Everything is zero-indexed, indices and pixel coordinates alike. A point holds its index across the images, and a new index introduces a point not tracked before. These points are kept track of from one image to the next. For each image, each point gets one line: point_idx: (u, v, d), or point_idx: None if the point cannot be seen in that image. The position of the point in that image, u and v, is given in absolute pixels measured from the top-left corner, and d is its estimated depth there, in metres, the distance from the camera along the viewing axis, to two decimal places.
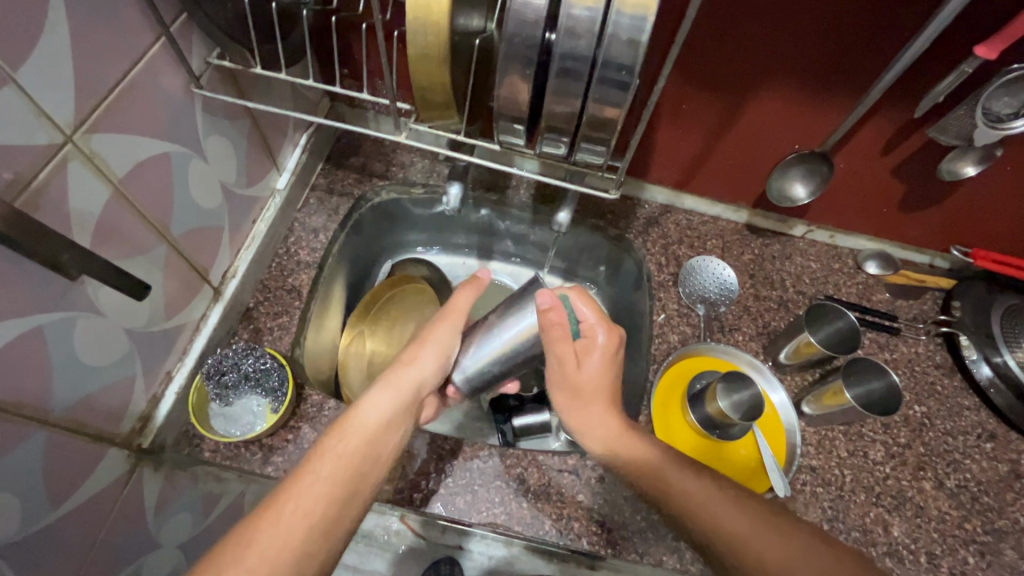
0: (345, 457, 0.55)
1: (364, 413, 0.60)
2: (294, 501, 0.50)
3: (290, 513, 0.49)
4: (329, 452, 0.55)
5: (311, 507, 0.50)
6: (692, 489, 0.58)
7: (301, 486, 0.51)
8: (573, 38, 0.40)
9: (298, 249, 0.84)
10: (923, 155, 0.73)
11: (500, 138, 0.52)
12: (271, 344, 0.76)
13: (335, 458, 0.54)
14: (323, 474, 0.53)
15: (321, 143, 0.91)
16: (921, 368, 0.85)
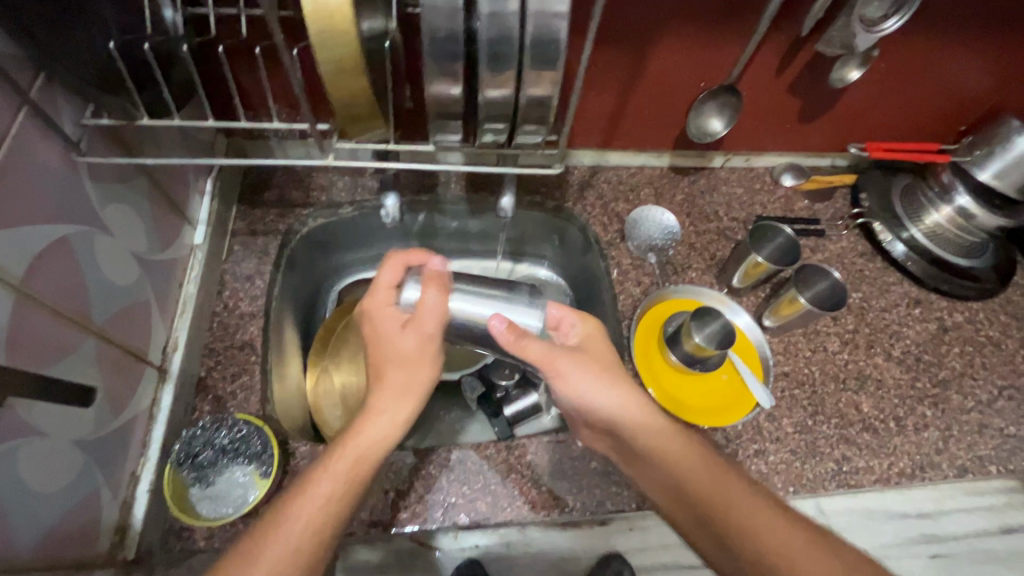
0: (348, 471, 0.51)
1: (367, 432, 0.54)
2: (297, 518, 0.48)
3: (288, 534, 0.47)
4: (329, 470, 0.51)
5: (310, 522, 0.48)
6: (712, 477, 0.53)
7: (303, 503, 0.48)
8: (495, 21, 0.39)
9: (237, 301, 0.78)
10: (812, 69, 0.79)
11: (435, 138, 0.50)
12: (238, 408, 0.70)
13: (337, 473, 0.51)
14: (325, 492, 0.50)
15: (229, 184, 0.84)
16: (850, 260, 0.94)
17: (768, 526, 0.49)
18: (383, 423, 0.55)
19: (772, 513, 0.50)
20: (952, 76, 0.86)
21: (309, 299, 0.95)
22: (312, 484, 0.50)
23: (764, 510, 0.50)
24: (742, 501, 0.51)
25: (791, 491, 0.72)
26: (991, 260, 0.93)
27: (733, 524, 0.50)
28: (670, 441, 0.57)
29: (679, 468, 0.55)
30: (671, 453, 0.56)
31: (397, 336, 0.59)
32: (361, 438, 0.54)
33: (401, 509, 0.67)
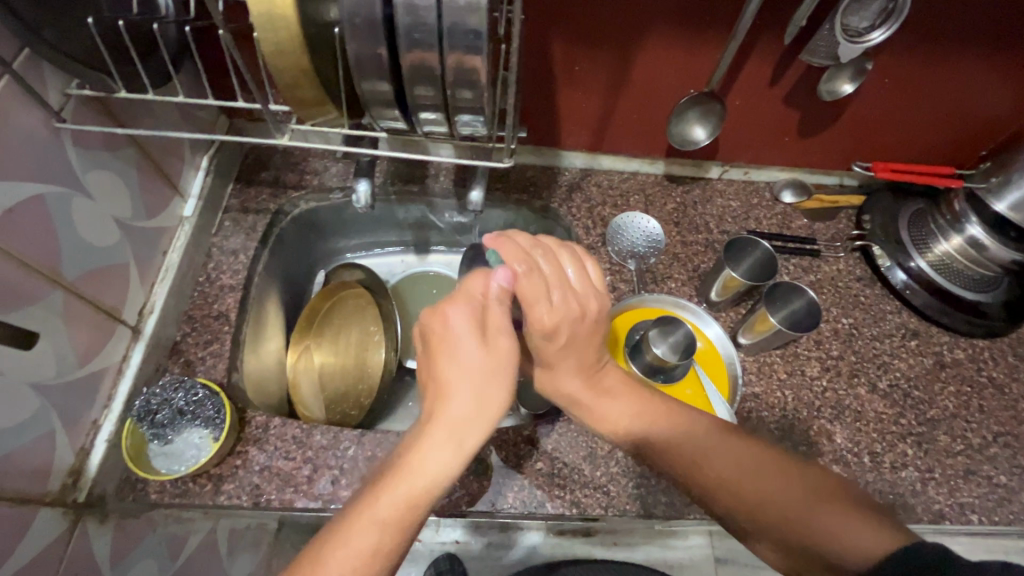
0: (404, 513, 0.46)
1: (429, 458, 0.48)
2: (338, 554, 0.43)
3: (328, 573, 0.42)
4: (374, 510, 0.46)
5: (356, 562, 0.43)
6: (703, 445, 0.55)
7: (346, 540, 0.44)
8: (415, 11, 0.40)
9: (219, 274, 0.82)
10: (805, 81, 0.77)
11: (380, 124, 0.52)
12: (205, 374, 0.74)
13: (386, 516, 0.45)
14: (363, 539, 0.44)
15: (226, 163, 0.88)
16: (845, 283, 0.89)
17: (767, 482, 0.52)
18: (443, 451, 0.49)
19: (772, 466, 0.53)
20: (966, 97, 0.80)
21: (297, 279, 0.98)
22: (357, 516, 0.45)
23: (758, 466, 0.53)
24: (708, 451, 0.55)
25: None
26: (1003, 296, 0.87)
27: (700, 474, 0.54)
28: (616, 403, 0.60)
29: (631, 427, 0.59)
30: (670, 427, 0.58)
31: (434, 323, 0.56)
32: (416, 471, 0.48)
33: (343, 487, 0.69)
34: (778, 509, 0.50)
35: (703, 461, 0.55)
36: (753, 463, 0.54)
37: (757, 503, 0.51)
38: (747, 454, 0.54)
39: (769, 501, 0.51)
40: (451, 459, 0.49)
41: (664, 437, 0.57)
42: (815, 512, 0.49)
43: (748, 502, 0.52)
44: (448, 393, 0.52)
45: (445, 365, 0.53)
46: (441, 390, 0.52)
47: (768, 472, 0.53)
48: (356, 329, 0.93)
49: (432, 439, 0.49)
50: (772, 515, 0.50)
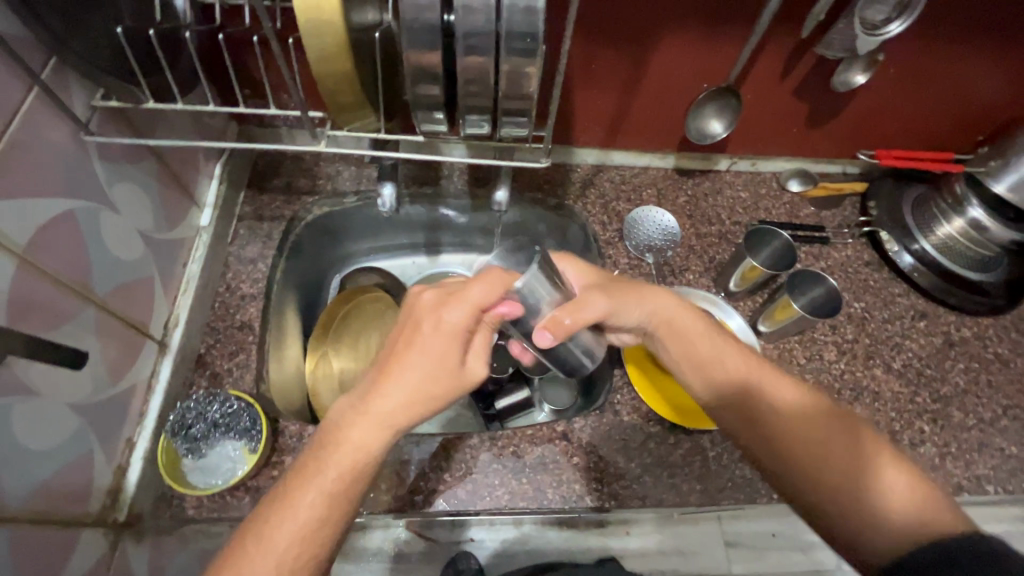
0: (334, 488, 0.46)
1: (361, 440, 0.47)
2: (286, 523, 0.44)
3: (275, 545, 0.44)
4: (310, 485, 0.46)
5: (296, 531, 0.45)
6: (772, 394, 0.58)
7: (284, 516, 0.45)
8: (470, 15, 0.40)
9: (239, 283, 0.81)
10: (815, 74, 0.79)
11: (421, 128, 0.52)
12: (233, 386, 0.73)
13: (324, 492, 0.45)
14: (308, 510, 0.45)
15: (238, 170, 0.87)
16: (854, 269, 0.92)
17: (828, 436, 0.54)
18: (369, 435, 0.47)
19: (839, 422, 0.55)
20: (965, 85, 0.83)
21: (312, 285, 0.97)
22: (294, 492, 0.45)
23: (826, 420, 0.55)
24: (754, 372, 0.59)
25: (775, 499, 0.72)
26: (1004, 276, 0.90)
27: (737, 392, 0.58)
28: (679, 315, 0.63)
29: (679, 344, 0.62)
30: (735, 370, 0.59)
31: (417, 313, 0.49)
32: (346, 450, 0.47)
33: (383, 491, 0.69)
34: (824, 464, 0.52)
35: (773, 400, 0.57)
36: (821, 419, 0.55)
37: (809, 455, 0.53)
38: (822, 410, 0.56)
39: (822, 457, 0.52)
40: (376, 440, 0.47)
41: (707, 357, 0.61)
42: (873, 478, 0.50)
43: (803, 454, 0.53)
44: (393, 376, 0.48)
45: (405, 360, 0.48)
46: (392, 370, 0.48)
47: (812, 408, 0.56)
48: (376, 331, 0.94)
49: (360, 425, 0.47)
50: (824, 474, 0.52)
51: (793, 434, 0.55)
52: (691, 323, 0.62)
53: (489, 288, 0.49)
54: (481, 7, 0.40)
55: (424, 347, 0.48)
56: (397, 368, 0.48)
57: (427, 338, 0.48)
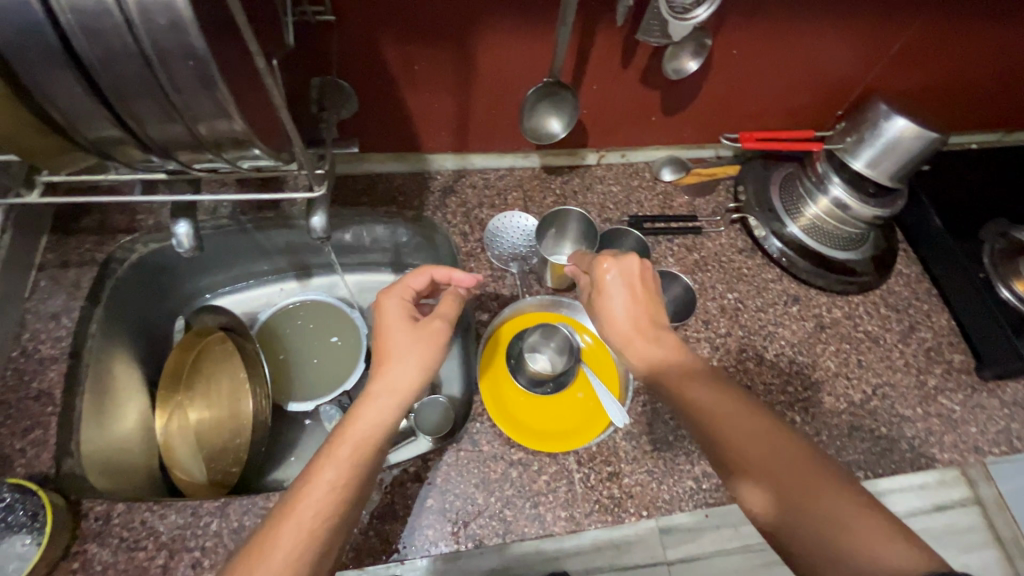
0: (352, 456, 0.53)
1: (364, 417, 0.56)
2: (308, 506, 0.49)
3: (296, 526, 0.47)
4: (332, 457, 0.52)
5: (320, 507, 0.49)
6: (735, 428, 0.49)
7: (309, 494, 0.50)
8: (101, 37, 0.32)
9: (37, 345, 0.70)
10: (655, 61, 0.74)
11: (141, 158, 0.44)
12: (25, 468, 0.63)
13: (342, 460, 0.52)
14: (332, 478, 0.51)
15: (34, 213, 0.75)
16: (728, 258, 0.89)
17: (797, 468, 0.45)
18: (383, 409, 0.57)
19: (814, 469, 0.45)
20: (813, 62, 0.81)
21: (155, 330, 0.88)
22: (318, 469, 0.51)
23: (793, 452, 0.46)
24: (740, 418, 0.50)
25: (645, 515, 0.68)
26: (869, 252, 0.89)
27: (725, 428, 0.49)
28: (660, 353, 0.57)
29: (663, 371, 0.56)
30: (709, 406, 0.51)
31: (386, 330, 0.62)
32: (356, 428, 0.55)
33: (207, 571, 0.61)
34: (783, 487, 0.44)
35: (757, 460, 0.46)
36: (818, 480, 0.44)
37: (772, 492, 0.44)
38: (787, 439, 0.48)
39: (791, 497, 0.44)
40: (390, 416, 0.57)
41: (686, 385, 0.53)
42: (861, 531, 0.40)
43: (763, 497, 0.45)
44: (391, 360, 0.60)
45: (392, 367, 0.59)
46: (394, 355, 0.60)
47: (798, 458, 0.46)
48: (226, 376, 0.83)
49: (378, 400, 0.57)
50: (795, 521, 0.43)
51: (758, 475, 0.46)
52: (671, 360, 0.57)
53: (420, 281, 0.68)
54: (113, 28, 0.32)
55: (402, 342, 0.60)
56: (388, 372, 0.59)
57: (402, 336, 0.61)
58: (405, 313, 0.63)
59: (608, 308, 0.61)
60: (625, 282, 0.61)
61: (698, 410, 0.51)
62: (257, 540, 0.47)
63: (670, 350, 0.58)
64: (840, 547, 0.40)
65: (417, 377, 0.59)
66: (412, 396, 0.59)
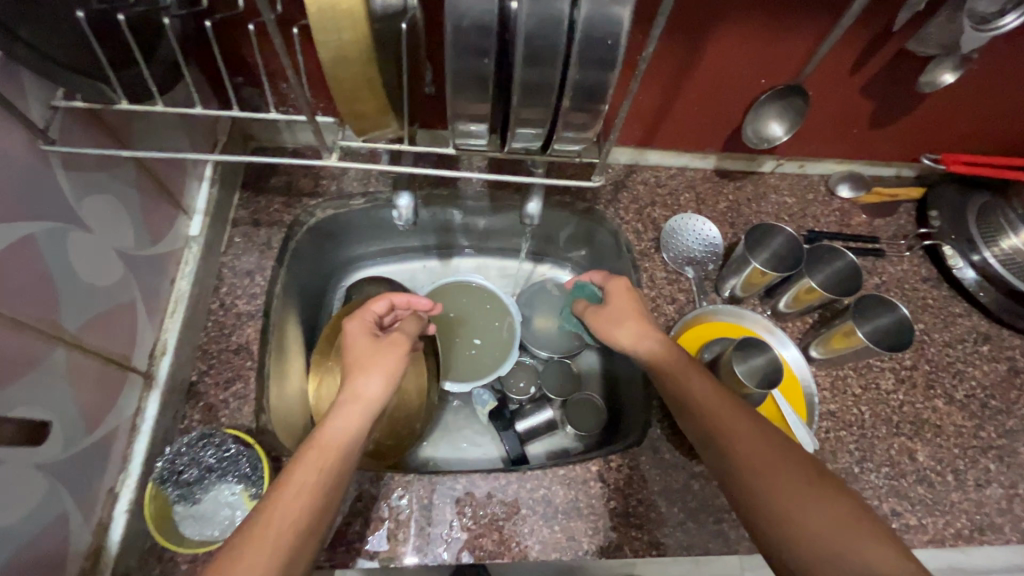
0: (316, 465, 0.50)
1: (328, 431, 0.53)
2: (274, 519, 0.47)
3: (269, 540, 0.46)
4: (300, 468, 0.50)
5: (287, 520, 0.47)
6: (735, 429, 0.53)
7: (280, 502, 0.48)
8: None
9: (234, 299, 0.72)
10: (889, 71, 0.70)
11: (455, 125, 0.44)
12: (230, 420, 0.65)
13: (309, 468, 0.50)
14: (297, 486, 0.49)
15: (232, 170, 0.77)
16: (911, 285, 0.84)
17: (799, 499, 0.47)
18: (350, 417, 0.55)
19: (818, 494, 0.47)
20: None
21: (314, 295, 0.87)
22: (288, 480, 0.49)
23: (803, 478, 0.48)
24: (757, 446, 0.51)
25: None
26: None
27: (734, 455, 0.52)
28: (685, 375, 0.59)
29: (689, 397, 0.57)
30: (725, 431, 0.53)
31: (353, 351, 0.61)
32: (323, 439, 0.53)
33: (401, 542, 0.62)
34: (789, 518, 0.46)
35: (765, 489, 0.48)
36: (823, 506, 0.46)
37: (762, 491, 0.48)
38: (797, 466, 0.49)
39: (808, 533, 0.45)
40: (356, 424, 0.55)
41: (704, 412, 0.55)
42: (864, 548, 0.43)
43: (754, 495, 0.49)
44: (354, 375, 0.58)
45: (359, 382, 0.57)
46: (357, 367, 0.59)
47: (808, 486, 0.48)
48: None
49: (341, 410, 0.55)
50: (783, 519, 0.47)
51: (753, 474, 0.50)
52: (698, 384, 0.57)
53: (383, 303, 0.68)
54: None
55: (359, 360, 0.60)
56: (352, 385, 0.57)
57: (367, 356, 0.60)
58: (365, 328, 0.64)
59: (613, 329, 0.66)
60: (627, 307, 0.66)
61: (715, 434, 0.54)
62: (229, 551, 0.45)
63: (694, 373, 0.59)
64: (828, 548, 0.44)
65: (376, 398, 0.57)
66: (377, 409, 0.57)
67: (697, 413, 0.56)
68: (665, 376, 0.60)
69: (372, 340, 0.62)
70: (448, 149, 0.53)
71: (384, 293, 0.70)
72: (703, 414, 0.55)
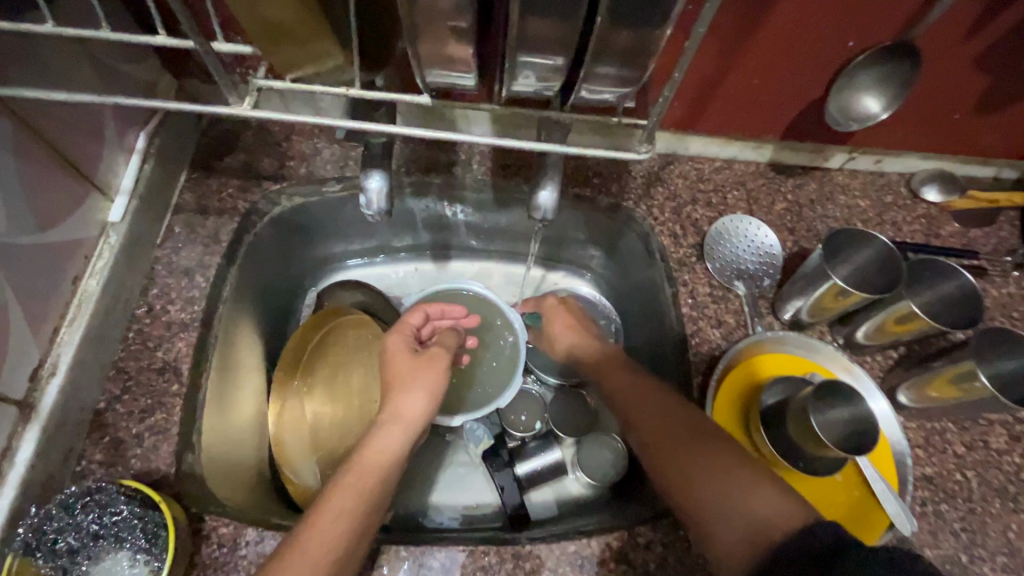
0: (359, 486, 0.47)
1: (374, 447, 0.51)
2: (314, 541, 0.42)
3: (308, 562, 0.41)
4: (341, 487, 0.46)
5: (330, 545, 0.42)
6: (646, 405, 0.52)
7: (319, 525, 0.43)
8: None
9: (164, 305, 0.56)
10: (1023, 30, 0.54)
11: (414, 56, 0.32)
12: (142, 462, 0.50)
13: (351, 488, 0.47)
14: (338, 508, 0.45)
15: (177, 142, 0.62)
16: (1021, 314, 0.66)
17: (696, 456, 0.46)
18: (393, 434, 0.52)
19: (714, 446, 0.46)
20: None
21: (277, 301, 0.72)
22: (327, 500, 0.45)
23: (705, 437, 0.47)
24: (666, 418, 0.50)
25: None
26: None
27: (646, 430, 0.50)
28: (608, 368, 0.60)
29: (609, 388, 0.57)
30: (635, 409, 0.53)
31: (396, 366, 0.58)
32: (368, 456, 0.50)
33: None
34: (688, 474, 0.45)
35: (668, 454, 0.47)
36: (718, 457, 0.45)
37: (670, 458, 0.47)
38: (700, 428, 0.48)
39: (708, 486, 0.43)
40: (400, 442, 0.52)
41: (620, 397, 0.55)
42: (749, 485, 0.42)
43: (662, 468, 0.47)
44: (399, 389, 0.56)
45: (403, 395, 0.55)
46: (400, 383, 0.56)
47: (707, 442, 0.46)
48: (359, 363, 0.70)
49: (385, 428, 0.53)
50: (687, 481, 0.45)
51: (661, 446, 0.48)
52: (620, 372, 0.58)
53: (417, 317, 0.64)
54: None
55: (402, 374, 0.57)
56: (394, 400, 0.55)
57: (413, 372, 0.57)
58: (404, 343, 0.60)
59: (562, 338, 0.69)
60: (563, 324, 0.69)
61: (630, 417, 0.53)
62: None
63: (617, 363, 0.60)
64: (726, 505, 0.42)
65: (420, 420, 0.55)
66: (420, 427, 0.55)
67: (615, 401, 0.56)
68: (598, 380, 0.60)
69: (420, 356, 0.59)
70: (418, 97, 0.39)
71: (420, 305, 0.65)
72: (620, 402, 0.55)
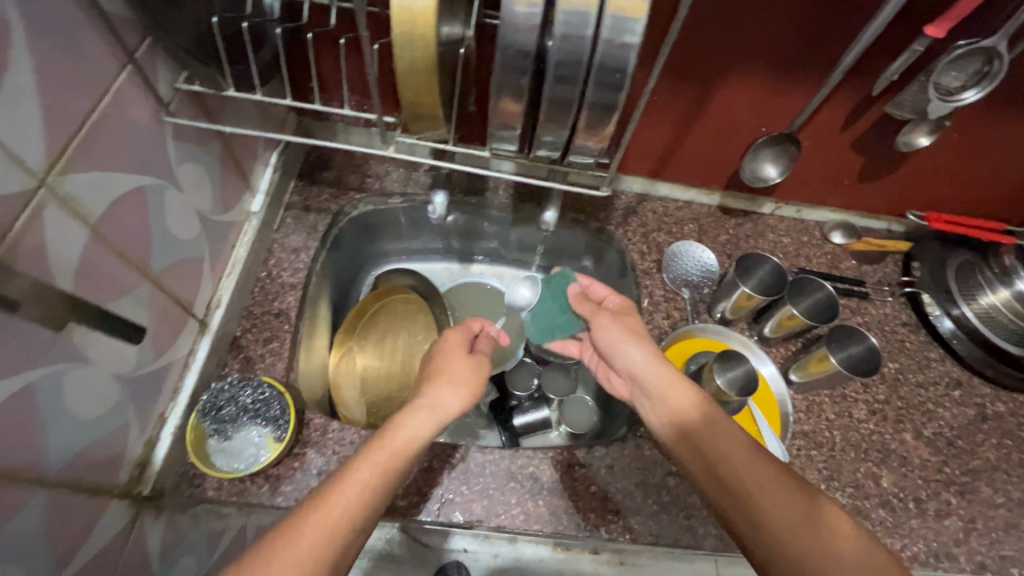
0: (385, 465, 0.53)
1: (409, 425, 0.56)
2: (337, 506, 0.48)
3: (329, 523, 0.47)
4: (371, 462, 0.52)
5: (351, 514, 0.48)
6: (772, 504, 0.51)
7: (343, 489, 0.49)
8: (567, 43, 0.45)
9: (280, 270, 0.81)
10: (879, 130, 0.79)
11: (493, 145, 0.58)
12: (265, 372, 0.73)
13: (378, 465, 0.52)
14: (364, 479, 0.50)
15: (291, 161, 0.88)
16: (891, 328, 0.90)
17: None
18: (424, 421, 0.58)
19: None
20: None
21: (346, 280, 0.96)
22: (355, 475, 0.50)
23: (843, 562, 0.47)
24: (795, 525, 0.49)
25: None
26: None
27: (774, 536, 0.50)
28: (705, 427, 0.58)
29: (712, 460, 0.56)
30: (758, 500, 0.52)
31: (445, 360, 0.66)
32: (396, 439, 0.55)
33: (399, 496, 0.68)
34: None
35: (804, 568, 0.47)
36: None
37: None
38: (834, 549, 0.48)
39: None
40: (429, 428, 0.57)
41: (738, 479, 0.53)
42: None
43: None
44: (444, 380, 0.62)
45: (443, 386, 0.62)
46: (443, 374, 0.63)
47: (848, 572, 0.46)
48: (404, 330, 0.94)
49: (419, 412, 0.58)
50: None
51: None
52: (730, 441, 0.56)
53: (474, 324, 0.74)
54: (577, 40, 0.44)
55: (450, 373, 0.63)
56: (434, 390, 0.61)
57: (458, 367, 0.64)
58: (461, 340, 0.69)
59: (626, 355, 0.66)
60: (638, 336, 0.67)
61: (755, 514, 0.51)
62: (289, 524, 0.46)
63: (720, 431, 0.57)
64: None
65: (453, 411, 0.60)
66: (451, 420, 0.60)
67: (730, 479, 0.54)
68: (697, 434, 0.58)
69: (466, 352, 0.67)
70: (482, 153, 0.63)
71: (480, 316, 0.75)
72: (735, 485, 0.53)
